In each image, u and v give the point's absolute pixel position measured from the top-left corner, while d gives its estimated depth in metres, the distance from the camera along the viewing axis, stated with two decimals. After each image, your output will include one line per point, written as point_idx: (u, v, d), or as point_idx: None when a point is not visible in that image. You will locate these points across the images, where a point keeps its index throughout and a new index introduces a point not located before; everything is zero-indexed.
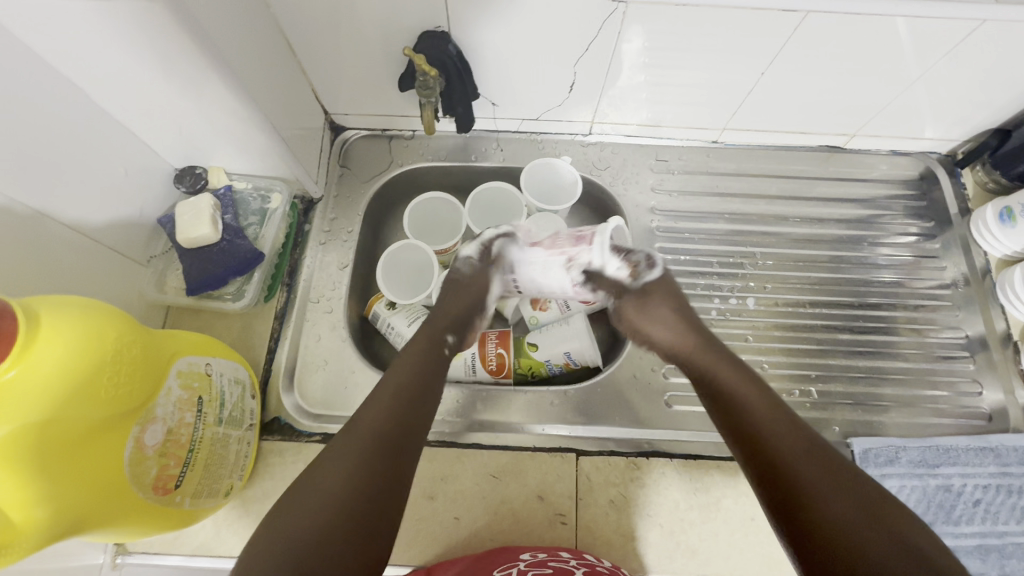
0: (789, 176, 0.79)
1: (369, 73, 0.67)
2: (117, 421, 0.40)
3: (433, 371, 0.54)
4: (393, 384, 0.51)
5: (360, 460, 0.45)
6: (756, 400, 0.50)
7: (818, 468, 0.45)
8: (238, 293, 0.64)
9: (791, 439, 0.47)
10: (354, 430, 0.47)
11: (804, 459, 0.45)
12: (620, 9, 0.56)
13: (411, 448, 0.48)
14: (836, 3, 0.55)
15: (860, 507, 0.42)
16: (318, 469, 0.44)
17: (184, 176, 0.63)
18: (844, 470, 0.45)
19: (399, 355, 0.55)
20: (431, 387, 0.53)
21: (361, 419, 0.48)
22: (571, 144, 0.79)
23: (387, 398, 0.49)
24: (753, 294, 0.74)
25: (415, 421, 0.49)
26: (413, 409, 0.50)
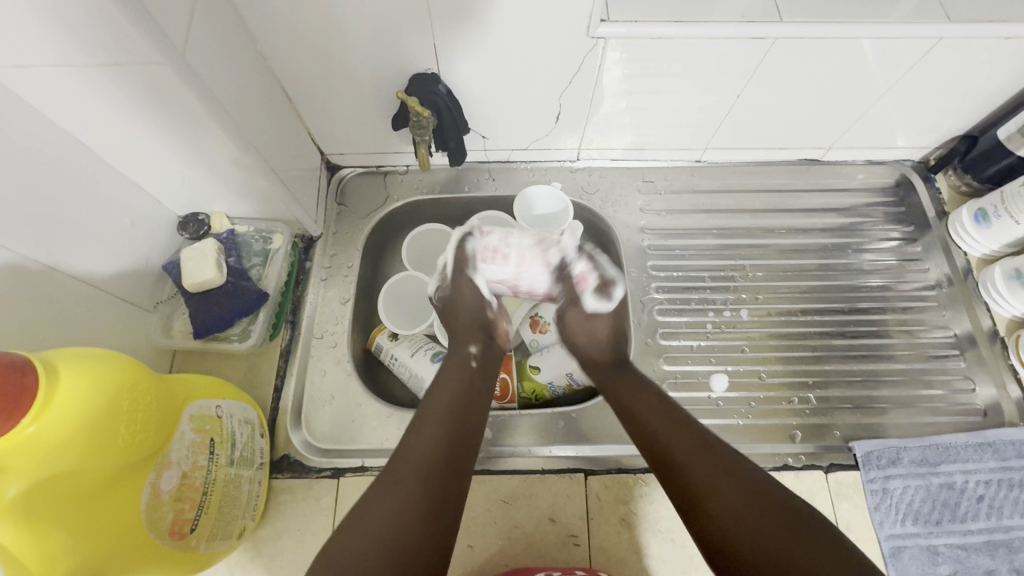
0: (772, 190, 0.82)
1: (363, 115, 0.70)
2: (135, 468, 0.41)
3: (468, 397, 0.55)
4: (433, 407, 0.53)
5: (406, 499, 0.46)
6: (666, 424, 0.51)
7: (744, 494, 0.45)
8: (245, 333, 0.65)
9: (709, 460, 0.48)
10: (399, 461, 0.48)
11: (712, 479, 0.46)
12: (599, 45, 0.59)
13: (454, 479, 0.49)
14: (800, 30, 0.58)
15: (785, 524, 0.43)
16: (366, 509, 0.45)
17: (188, 223, 0.64)
18: (761, 488, 0.46)
19: (437, 381, 0.56)
20: (469, 415, 0.54)
21: (404, 455, 0.49)
22: (560, 170, 0.82)
23: (427, 431, 0.51)
24: (746, 305, 0.76)
25: (456, 452, 0.50)
26: (454, 440, 0.51)
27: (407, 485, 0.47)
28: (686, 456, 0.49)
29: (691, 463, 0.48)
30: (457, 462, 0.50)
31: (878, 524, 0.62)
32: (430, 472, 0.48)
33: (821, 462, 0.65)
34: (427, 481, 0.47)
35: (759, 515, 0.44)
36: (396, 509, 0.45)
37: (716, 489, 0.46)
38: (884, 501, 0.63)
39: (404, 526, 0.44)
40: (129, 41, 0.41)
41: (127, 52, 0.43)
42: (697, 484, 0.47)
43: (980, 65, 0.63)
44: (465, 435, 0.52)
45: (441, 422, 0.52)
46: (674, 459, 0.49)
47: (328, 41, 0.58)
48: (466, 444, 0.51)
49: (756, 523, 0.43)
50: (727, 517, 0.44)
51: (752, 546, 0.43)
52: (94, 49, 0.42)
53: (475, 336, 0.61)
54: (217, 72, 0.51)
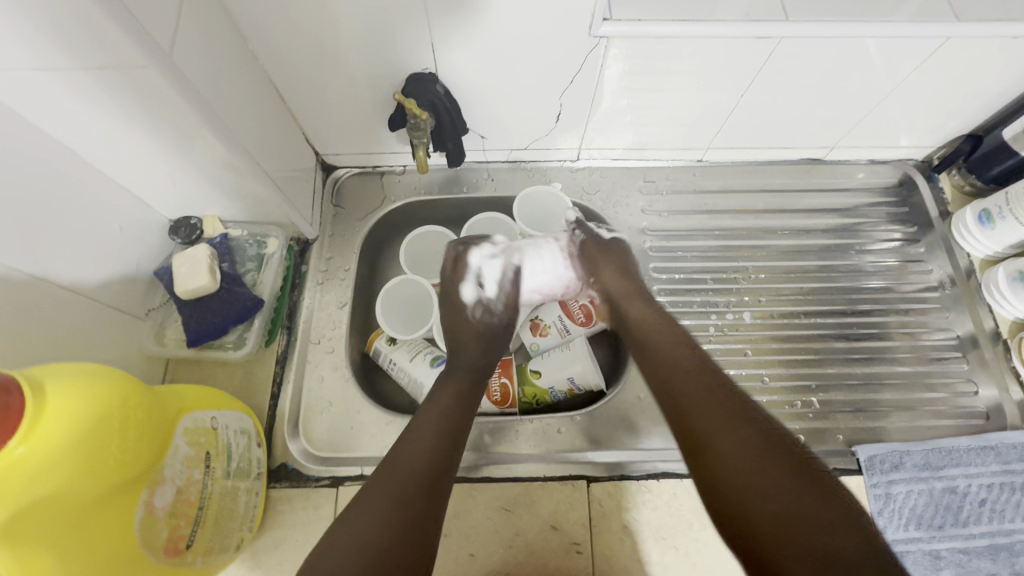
0: (774, 190, 0.81)
1: (358, 114, 0.68)
2: (127, 487, 0.40)
3: (463, 402, 0.55)
4: (422, 424, 0.52)
5: (400, 498, 0.45)
6: (710, 406, 0.47)
7: (758, 450, 0.44)
8: (240, 341, 0.64)
9: (727, 413, 0.47)
10: (386, 476, 0.47)
11: (759, 481, 0.42)
12: (602, 44, 0.58)
13: (448, 481, 0.48)
14: (806, 29, 0.57)
15: (845, 538, 0.38)
16: (359, 506, 0.45)
17: (180, 227, 0.63)
18: (820, 496, 0.41)
19: (430, 396, 0.55)
20: (463, 421, 0.54)
21: (397, 457, 0.49)
22: (560, 170, 0.80)
23: (421, 433, 0.51)
24: (749, 308, 0.75)
25: (451, 453, 0.50)
26: (449, 442, 0.51)
27: (400, 486, 0.46)
28: (703, 406, 0.48)
29: (708, 414, 0.47)
30: (452, 464, 0.50)
31: (882, 529, 0.61)
32: (421, 476, 0.47)
33: (824, 467, 0.65)
34: (423, 480, 0.47)
35: (772, 470, 0.43)
36: (391, 507, 0.45)
37: (731, 440, 0.45)
38: (887, 506, 0.62)
39: (398, 525, 0.44)
40: (114, 43, 0.40)
41: (111, 55, 0.41)
42: (710, 432, 0.46)
43: (986, 64, 0.62)
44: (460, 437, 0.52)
45: (437, 426, 0.52)
46: (689, 409, 0.48)
47: (322, 40, 0.57)
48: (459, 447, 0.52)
49: (768, 480, 0.42)
50: (735, 470, 0.43)
51: (758, 499, 0.41)
52: (77, 51, 0.40)
53: (470, 349, 0.62)
54: (208, 74, 0.49)
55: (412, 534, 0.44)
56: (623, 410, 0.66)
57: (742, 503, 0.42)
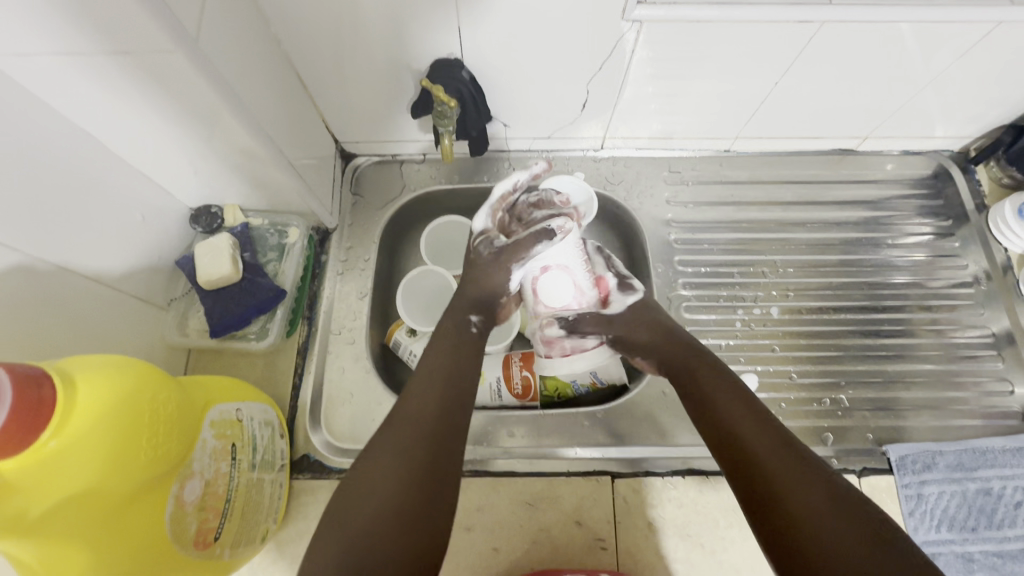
0: (803, 182, 0.79)
1: (379, 102, 0.67)
2: (158, 481, 0.40)
3: (465, 355, 0.55)
4: (426, 377, 0.51)
5: (406, 447, 0.45)
6: (753, 428, 0.47)
7: (805, 477, 0.43)
8: (262, 331, 0.63)
9: (772, 443, 0.46)
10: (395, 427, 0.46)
11: (796, 488, 0.42)
12: (633, 28, 0.56)
13: (454, 430, 0.48)
14: (850, 13, 0.54)
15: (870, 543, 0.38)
16: (366, 459, 0.45)
17: (200, 217, 0.62)
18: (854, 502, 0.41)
19: (432, 345, 0.55)
20: (466, 370, 0.53)
21: (396, 413, 0.48)
22: (583, 160, 0.78)
23: (421, 388, 0.50)
24: (776, 302, 0.73)
25: (454, 403, 0.50)
26: (450, 391, 0.50)
27: (404, 435, 0.46)
28: (749, 431, 0.47)
29: (741, 437, 0.47)
30: (456, 410, 0.49)
31: (912, 530, 0.60)
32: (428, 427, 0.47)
33: (852, 467, 0.63)
34: (429, 430, 0.47)
35: (820, 498, 0.41)
36: (398, 457, 0.44)
37: (779, 470, 0.43)
38: (918, 507, 0.61)
39: (408, 474, 0.43)
40: (140, 27, 0.38)
41: (135, 40, 0.40)
42: (756, 460, 0.45)
43: None
44: (463, 384, 0.52)
45: (438, 379, 0.51)
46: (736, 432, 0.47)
47: (345, 23, 0.55)
48: (464, 395, 0.51)
49: (816, 509, 0.41)
50: (785, 486, 0.42)
51: (791, 504, 0.41)
52: (102, 35, 0.39)
53: (473, 305, 0.60)
54: (231, 59, 0.48)
55: (425, 480, 0.44)
56: (648, 406, 0.65)
57: (789, 531, 0.40)
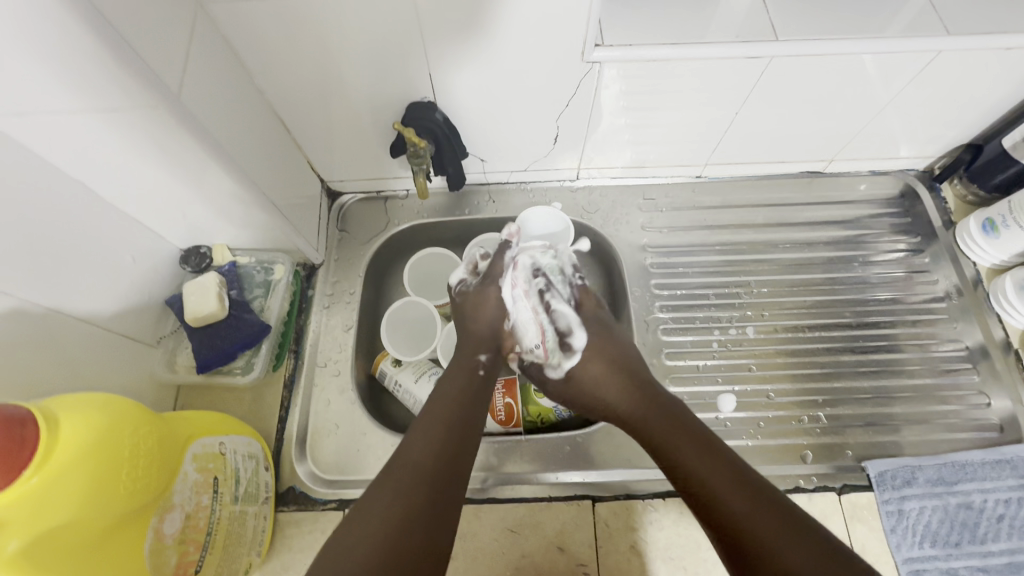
0: (775, 205, 0.81)
1: (361, 144, 0.70)
2: (137, 514, 0.41)
3: (473, 395, 0.58)
4: (433, 421, 0.54)
5: (407, 494, 0.47)
6: (703, 458, 0.50)
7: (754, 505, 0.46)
8: (248, 366, 0.65)
9: (719, 473, 0.49)
10: (397, 468, 0.49)
11: (754, 519, 0.45)
12: (595, 69, 0.60)
13: (456, 474, 0.50)
14: (797, 47, 0.58)
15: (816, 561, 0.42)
16: (366, 505, 0.46)
17: (190, 257, 0.65)
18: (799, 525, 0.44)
19: (445, 379, 0.60)
20: (472, 412, 0.56)
21: (402, 456, 0.51)
22: (560, 190, 0.81)
23: (423, 433, 0.53)
24: (752, 322, 0.74)
25: (457, 447, 0.52)
26: (452, 436, 0.53)
27: (409, 480, 0.48)
28: (699, 467, 0.50)
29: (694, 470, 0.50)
30: (458, 456, 0.52)
31: (895, 547, 0.60)
32: (430, 470, 0.49)
33: (834, 484, 0.64)
34: (431, 476, 0.49)
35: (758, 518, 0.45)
36: (399, 502, 0.46)
37: (733, 502, 0.46)
38: (900, 523, 0.61)
39: (409, 520, 0.45)
40: (128, 87, 0.42)
41: (127, 100, 0.43)
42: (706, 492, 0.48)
43: (979, 76, 0.63)
44: (466, 430, 0.54)
45: (443, 424, 0.54)
46: (684, 468, 0.50)
47: (326, 73, 0.59)
48: (468, 442, 0.54)
49: (781, 545, 0.43)
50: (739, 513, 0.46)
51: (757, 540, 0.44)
52: (94, 98, 0.43)
53: (482, 346, 0.63)
54: (216, 112, 0.51)
55: (427, 526, 0.46)
56: None
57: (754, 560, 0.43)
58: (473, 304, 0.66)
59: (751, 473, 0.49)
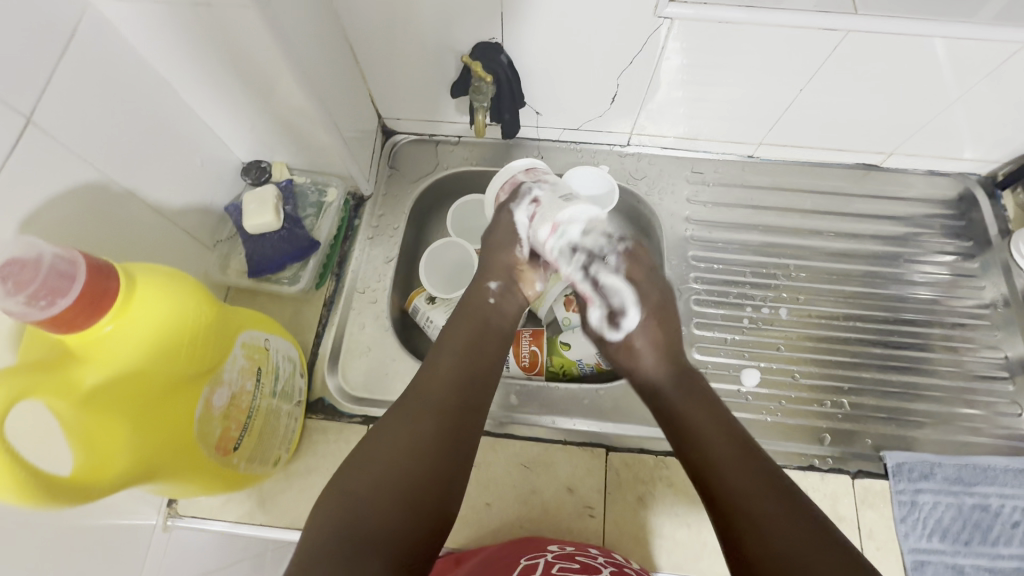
0: (825, 193, 0.80)
1: (423, 82, 0.72)
2: (194, 380, 0.44)
3: (483, 331, 0.58)
4: (447, 355, 0.54)
5: (413, 427, 0.48)
6: (717, 430, 0.49)
7: (761, 488, 0.44)
8: (295, 277, 0.68)
9: (737, 454, 0.46)
10: (409, 400, 0.50)
11: (758, 502, 0.43)
12: (665, 26, 0.59)
13: (466, 405, 0.51)
14: (876, 22, 0.57)
15: (818, 551, 0.39)
16: (376, 435, 0.48)
17: (251, 170, 0.67)
18: (810, 516, 0.42)
19: (457, 316, 0.59)
20: (485, 347, 0.57)
21: (416, 387, 0.51)
22: (609, 154, 0.82)
23: (438, 365, 0.53)
24: (786, 304, 0.74)
25: (469, 384, 0.53)
26: (468, 371, 0.53)
27: (417, 412, 0.49)
28: (715, 437, 0.48)
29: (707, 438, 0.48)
30: (469, 391, 0.52)
31: (903, 536, 0.60)
32: (441, 402, 0.50)
33: (848, 468, 0.64)
34: (440, 407, 0.49)
35: (763, 500, 0.43)
36: (405, 433, 0.47)
37: (739, 477, 0.45)
38: (911, 514, 0.61)
39: (413, 449, 0.46)
40: None
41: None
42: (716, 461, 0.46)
43: None
44: (479, 365, 0.55)
45: (457, 358, 0.54)
46: (697, 434, 0.49)
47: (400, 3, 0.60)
48: (482, 375, 0.54)
49: (779, 521, 0.41)
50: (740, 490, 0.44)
51: (763, 524, 0.41)
52: None
53: (496, 274, 0.62)
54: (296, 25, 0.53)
55: (429, 458, 0.46)
56: None
57: (751, 544, 0.41)
58: (496, 239, 0.64)
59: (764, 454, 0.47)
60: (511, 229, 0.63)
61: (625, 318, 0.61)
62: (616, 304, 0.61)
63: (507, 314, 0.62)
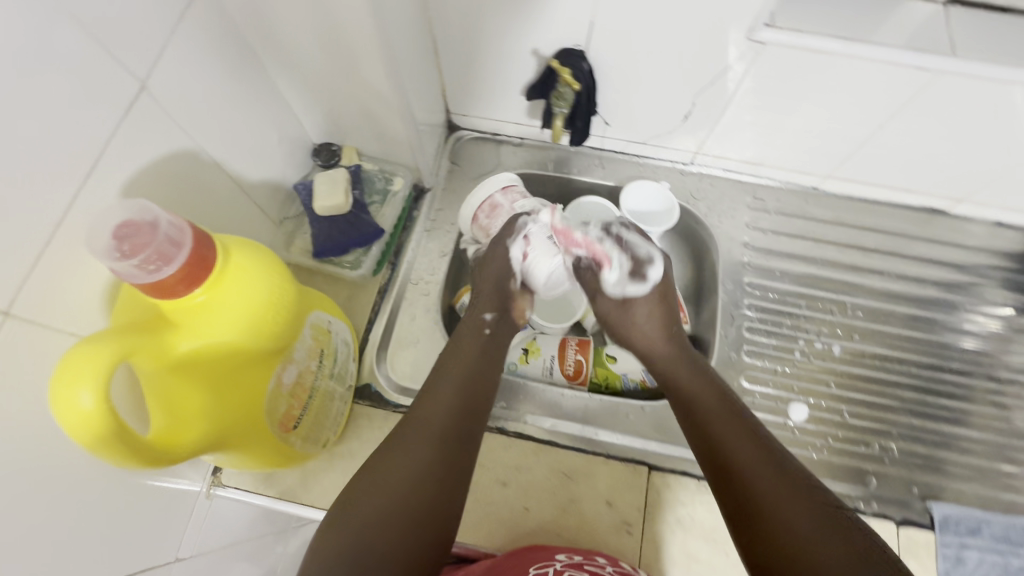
0: (888, 232, 0.79)
1: (498, 82, 0.72)
2: (269, 358, 0.44)
3: (484, 358, 0.57)
4: (447, 382, 0.54)
5: (414, 456, 0.48)
6: (730, 423, 0.50)
7: (777, 481, 0.45)
8: (356, 262, 0.68)
9: (750, 445, 0.48)
10: (409, 429, 0.49)
11: (776, 495, 0.44)
12: (757, 50, 0.59)
13: (467, 431, 0.51)
14: (973, 66, 0.56)
15: (836, 539, 0.41)
16: (379, 460, 0.48)
17: (321, 151, 0.68)
18: (825, 505, 0.43)
19: (454, 347, 0.58)
20: (485, 372, 0.56)
21: (413, 418, 0.51)
22: (671, 171, 0.81)
23: (437, 395, 0.53)
24: (839, 341, 0.73)
25: (469, 409, 0.53)
26: (466, 397, 0.53)
27: (416, 438, 0.49)
28: (727, 430, 0.50)
29: (722, 431, 0.50)
30: (471, 416, 0.52)
31: None
32: (441, 429, 0.50)
33: (892, 514, 0.63)
34: (442, 435, 0.50)
35: (778, 491, 0.44)
36: (406, 464, 0.47)
37: (753, 470, 0.46)
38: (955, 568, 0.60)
39: (418, 477, 0.47)
40: None
41: None
42: (730, 458, 0.48)
43: None
44: (481, 385, 0.55)
45: (457, 384, 0.54)
46: (711, 426, 0.51)
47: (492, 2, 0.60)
48: (481, 400, 0.54)
49: (796, 512, 0.43)
50: (755, 484, 0.45)
51: (780, 516, 0.43)
52: None
53: (490, 304, 0.61)
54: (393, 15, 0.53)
55: (434, 482, 0.47)
56: None
57: (770, 534, 0.42)
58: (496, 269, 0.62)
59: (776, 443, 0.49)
60: (505, 262, 0.62)
61: (651, 267, 0.60)
62: (636, 255, 0.61)
63: (501, 343, 0.61)
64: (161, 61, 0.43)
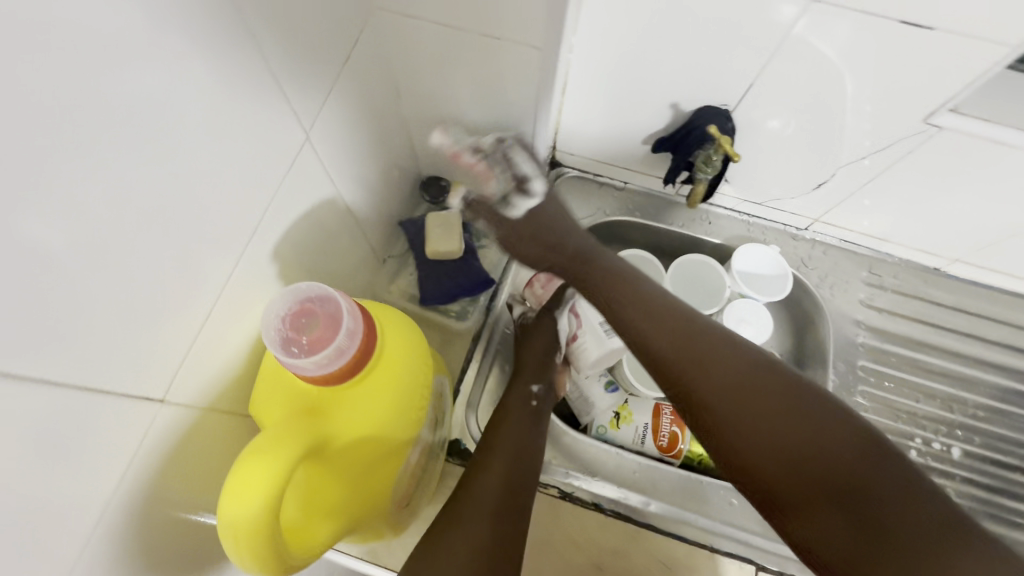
0: (1015, 326, 0.73)
1: (619, 127, 0.67)
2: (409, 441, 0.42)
3: (533, 429, 0.55)
4: (496, 448, 0.52)
5: (472, 526, 0.45)
6: (724, 421, 0.44)
7: (804, 492, 0.39)
8: (462, 312, 0.66)
9: (752, 447, 0.42)
10: (462, 502, 0.47)
11: (822, 520, 0.38)
12: (930, 131, 0.54)
13: (524, 495, 0.49)
14: None
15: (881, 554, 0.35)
16: (441, 536, 0.44)
17: (430, 187, 0.66)
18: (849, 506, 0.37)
19: (501, 415, 0.56)
20: (534, 439, 0.54)
21: (467, 487, 0.48)
22: (782, 234, 0.76)
23: (490, 460, 0.51)
24: (960, 443, 0.68)
25: (523, 473, 0.50)
26: (518, 460, 0.51)
27: (474, 508, 0.46)
28: (735, 427, 0.43)
29: (731, 429, 0.43)
30: (525, 481, 0.50)
31: None
32: (497, 497, 0.47)
33: None
34: (498, 504, 0.47)
35: (823, 511, 0.38)
36: (466, 538, 0.44)
37: (778, 483, 0.40)
38: None
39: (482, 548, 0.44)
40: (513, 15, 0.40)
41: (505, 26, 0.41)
42: (766, 481, 0.41)
43: None
44: (532, 449, 0.53)
45: (511, 450, 0.52)
46: (719, 424, 0.44)
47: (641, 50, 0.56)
48: (533, 464, 0.52)
49: (832, 532, 0.37)
50: (807, 512, 0.39)
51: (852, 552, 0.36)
52: None
53: (534, 374, 0.60)
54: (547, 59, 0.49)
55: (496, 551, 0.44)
56: None
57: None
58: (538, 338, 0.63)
59: (765, 427, 0.42)
60: (551, 333, 0.63)
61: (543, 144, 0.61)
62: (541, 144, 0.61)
63: (549, 407, 0.59)
64: (295, 99, 0.40)
